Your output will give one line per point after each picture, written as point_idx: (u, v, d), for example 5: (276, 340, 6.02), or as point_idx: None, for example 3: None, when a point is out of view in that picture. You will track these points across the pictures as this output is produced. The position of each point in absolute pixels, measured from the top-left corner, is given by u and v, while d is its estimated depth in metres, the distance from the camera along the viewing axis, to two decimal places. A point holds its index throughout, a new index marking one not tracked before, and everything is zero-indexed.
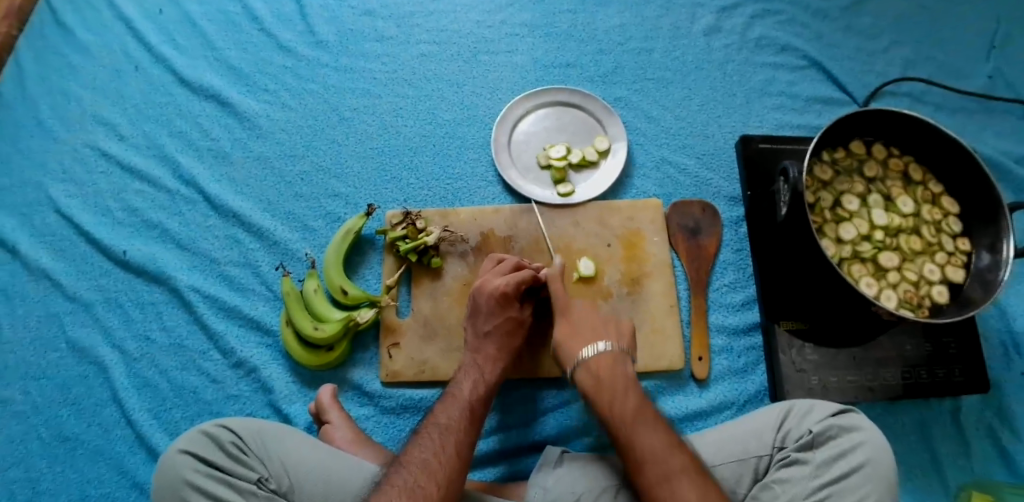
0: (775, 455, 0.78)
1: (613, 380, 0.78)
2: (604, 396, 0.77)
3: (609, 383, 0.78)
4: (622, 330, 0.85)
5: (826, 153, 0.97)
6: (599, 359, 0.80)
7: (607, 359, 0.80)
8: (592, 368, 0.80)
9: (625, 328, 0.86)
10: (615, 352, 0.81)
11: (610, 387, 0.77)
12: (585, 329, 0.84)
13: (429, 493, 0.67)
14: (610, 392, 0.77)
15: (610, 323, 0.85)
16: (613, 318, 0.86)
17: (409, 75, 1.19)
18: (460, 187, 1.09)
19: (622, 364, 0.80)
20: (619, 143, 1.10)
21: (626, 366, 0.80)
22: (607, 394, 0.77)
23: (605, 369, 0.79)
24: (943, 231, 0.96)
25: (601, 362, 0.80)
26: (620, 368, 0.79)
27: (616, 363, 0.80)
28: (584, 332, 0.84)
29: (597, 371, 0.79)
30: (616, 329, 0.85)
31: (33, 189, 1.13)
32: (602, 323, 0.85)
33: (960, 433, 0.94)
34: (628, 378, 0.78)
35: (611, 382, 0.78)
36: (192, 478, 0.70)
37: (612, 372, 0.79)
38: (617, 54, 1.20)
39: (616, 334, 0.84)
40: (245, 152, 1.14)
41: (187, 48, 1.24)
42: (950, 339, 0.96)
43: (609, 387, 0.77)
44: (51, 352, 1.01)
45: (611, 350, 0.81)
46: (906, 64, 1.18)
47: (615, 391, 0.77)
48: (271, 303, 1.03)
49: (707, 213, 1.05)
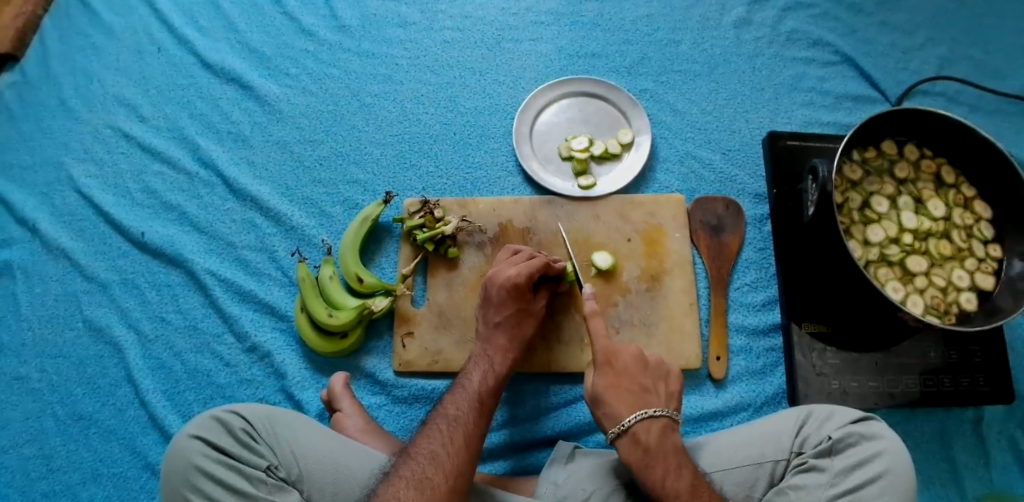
0: (793, 460, 0.76)
1: (666, 451, 0.74)
2: (657, 469, 0.72)
3: (661, 454, 0.73)
4: (671, 391, 0.80)
5: (856, 152, 0.95)
6: (649, 427, 0.75)
7: (657, 427, 0.75)
8: (640, 437, 0.74)
9: (673, 388, 0.81)
10: (666, 419, 0.77)
11: (662, 457, 0.73)
12: (633, 387, 0.79)
13: (437, 485, 0.67)
14: (663, 465, 0.72)
15: (658, 380, 0.81)
16: (660, 374, 0.81)
17: (431, 62, 1.17)
18: (479, 176, 1.08)
19: (671, 433, 0.76)
20: (643, 136, 1.08)
21: (676, 435, 0.76)
22: (660, 468, 0.72)
23: (655, 438, 0.75)
24: (975, 236, 0.93)
25: (651, 431, 0.75)
26: (670, 438, 0.75)
27: (666, 431, 0.76)
28: (631, 393, 0.79)
29: (647, 442, 0.74)
30: (665, 389, 0.80)
31: (54, 168, 1.13)
32: (650, 382, 0.80)
33: (980, 444, 0.92)
34: (679, 450, 0.74)
35: (661, 453, 0.73)
36: (201, 463, 0.70)
37: (664, 441, 0.74)
38: (644, 45, 1.17)
39: (665, 397, 0.79)
40: (264, 135, 1.13)
41: (209, 31, 1.22)
42: (976, 347, 0.93)
43: (661, 459, 0.73)
44: (68, 331, 1.02)
45: (662, 416, 0.76)
46: (941, 62, 1.15)
47: (667, 462, 0.73)
48: (287, 288, 1.02)
49: (731, 210, 1.02)
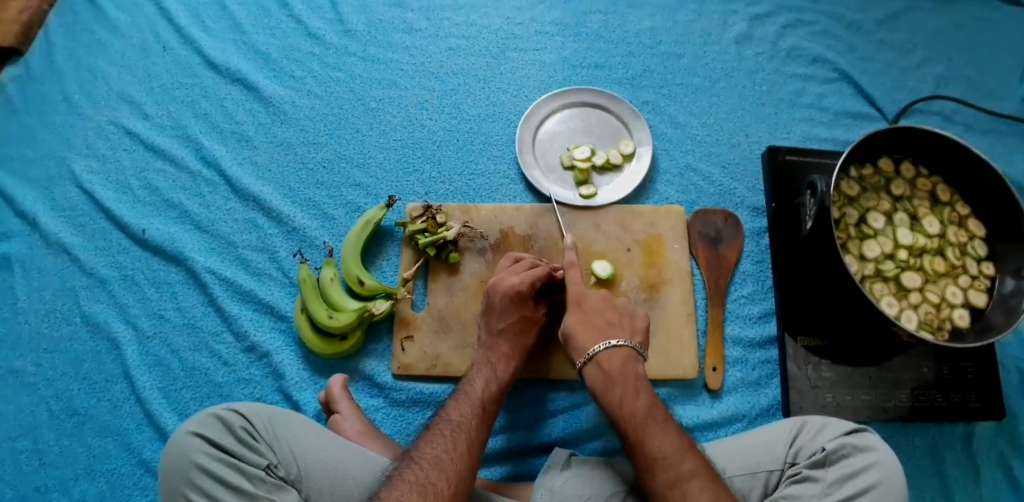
0: (787, 471, 0.77)
1: (625, 376, 0.78)
2: (616, 391, 0.77)
3: (620, 379, 0.78)
4: (636, 326, 0.85)
5: (853, 169, 0.96)
6: (611, 355, 0.80)
7: (620, 356, 0.80)
8: (603, 365, 0.80)
9: (639, 324, 0.85)
10: (629, 349, 0.81)
11: (622, 382, 0.78)
12: (600, 322, 0.84)
13: (439, 489, 0.67)
14: (621, 389, 0.77)
15: (623, 316, 0.85)
16: (626, 311, 0.86)
17: (436, 69, 1.18)
18: (482, 183, 1.08)
19: (633, 362, 0.80)
20: (645, 147, 1.09)
21: (637, 365, 0.80)
22: (617, 391, 0.77)
23: (616, 367, 0.79)
24: (969, 254, 0.94)
25: (613, 360, 0.79)
26: (632, 366, 0.80)
27: (628, 360, 0.80)
28: (598, 327, 0.83)
29: (610, 369, 0.79)
30: (630, 324, 0.85)
31: (56, 162, 1.13)
32: (617, 318, 0.85)
33: (971, 460, 0.93)
34: (639, 376, 0.79)
35: (621, 379, 0.78)
36: (200, 460, 0.70)
37: (624, 368, 0.79)
38: (646, 57, 1.18)
39: (630, 331, 0.84)
40: (269, 137, 1.14)
41: (215, 31, 1.23)
42: (968, 363, 0.95)
43: (621, 383, 0.77)
44: (65, 326, 1.02)
45: (624, 347, 0.81)
46: (938, 82, 1.17)
47: (627, 387, 0.77)
48: (287, 289, 1.02)
49: (730, 222, 1.04)
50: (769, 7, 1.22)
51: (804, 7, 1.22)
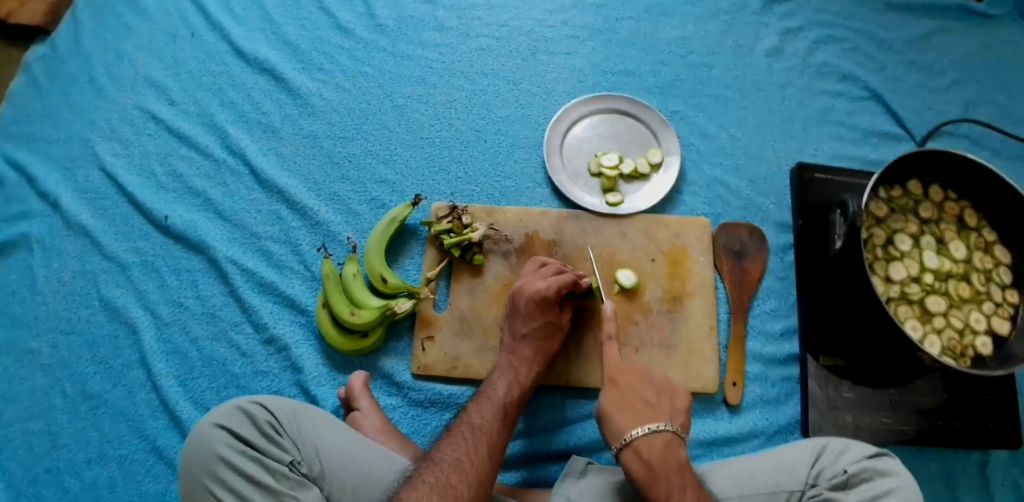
0: (807, 492, 0.76)
1: (668, 467, 0.73)
2: (661, 482, 0.71)
3: (665, 470, 0.72)
4: (675, 406, 0.82)
5: (883, 190, 0.96)
6: (652, 442, 0.74)
7: (661, 441, 0.75)
8: (643, 452, 0.74)
9: (679, 403, 0.82)
10: (670, 434, 0.76)
11: (665, 474, 0.72)
12: (638, 401, 0.80)
13: (459, 493, 0.66)
14: (666, 482, 0.71)
15: (662, 395, 0.82)
16: (665, 390, 0.83)
17: (466, 68, 1.17)
18: (508, 185, 1.08)
19: (675, 448, 0.75)
20: (673, 157, 1.09)
21: (680, 451, 0.75)
22: (663, 484, 0.71)
23: (658, 455, 0.74)
24: (993, 281, 0.94)
25: (654, 447, 0.74)
26: (674, 454, 0.74)
27: (670, 446, 0.75)
28: (636, 408, 0.79)
29: (651, 457, 0.73)
30: (669, 405, 0.81)
31: (79, 144, 1.13)
32: (653, 395, 0.81)
33: (985, 486, 0.93)
34: (683, 466, 0.74)
35: (665, 469, 0.72)
36: (224, 453, 0.69)
37: (667, 457, 0.74)
38: (677, 67, 1.18)
39: (670, 412, 0.80)
40: (295, 129, 1.13)
41: (245, 19, 1.22)
42: (986, 391, 0.95)
43: (666, 475, 0.72)
44: (82, 309, 1.01)
45: (665, 431, 0.76)
46: (967, 105, 1.16)
47: (671, 479, 0.71)
48: (309, 283, 1.02)
49: (755, 236, 1.04)
50: (802, 22, 1.21)
51: (838, 23, 1.22)
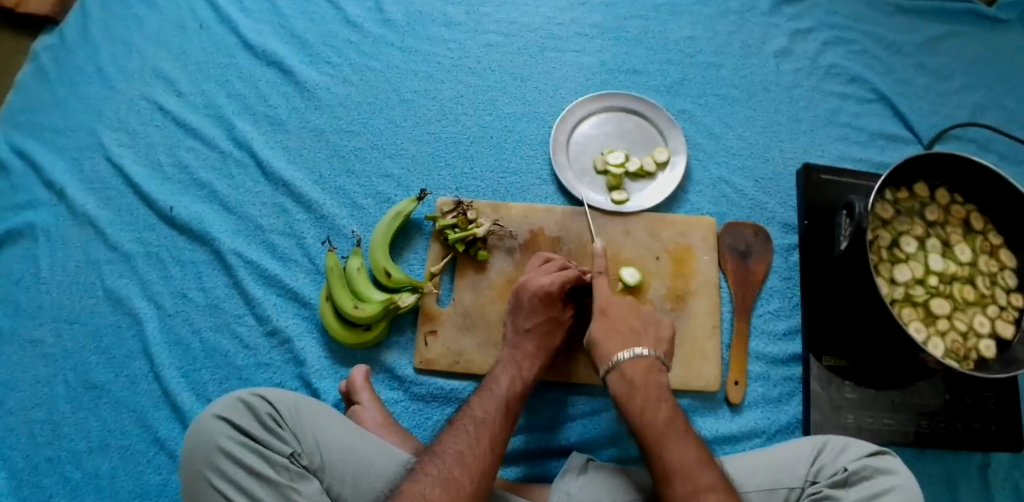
0: (807, 489, 0.77)
1: (647, 386, 0.79)
2: (639, 400, 0.77)
3: (643, 389, 0.78)
4: (661, 336, 0.85)
5: (889, 192, 0.95)
6: (635, 364, 0.80)
7: (643, 364, 0.80)
8: (627, 372, 0.80)
9: (664, 332, 0.86)
10: (653, 360, 0.81)
11: (644, 392, 0.78)
12: (624, 328, 0.84)
13: (461, 485, 0.66)
14: (643, 398, 0.77)
15: (648, 324, 0.86)
16: (650, 319, 0.86)
17: (473, 64, 1.17)
18: (514, 182, 1.08)
19: (656, 372, 0.81)
20: (679, 156, 1.08)
21: (660, 375, 0.81)
22: (640, 401, 0.77)
23: (640, 376, 0.79)
24: (998, 284, 0.94)
25: (636, 368, 0.80)
26: (654, 377, 0.80)
27: (652, 371, 0.80)
28: (623, 334, 0.84)
29: (633, 376, 0.80)
30: (655, 334, 0.85)
31: (86, 134, 1.13)
32: (641, 324, 0.85)
33: (987, 490, 0.93)
34: (662, 386, 0.79)
35: (644, 391, 0.78)
36: (225, 444, 0.69)
37: (647, 379, 0.79)
38: (685, 66, 1.18)
39: (654, 340, 0.84)
40: (302, 122, 1.13)
41: (254, 12, 1.23)
42: (990, 393, 0.95)
43: (643, 393, 0.78)
44: (86, 299, 1.01)
45: (648, 356, 0.81)
46: (975, 109, 1.16)
47: (649, 397, 0.77)
48: (313, 276, 1.02)
49: (760, 237, 1.03)
50: (811, 23, 1.21)
51: (847, 25, 1.21)
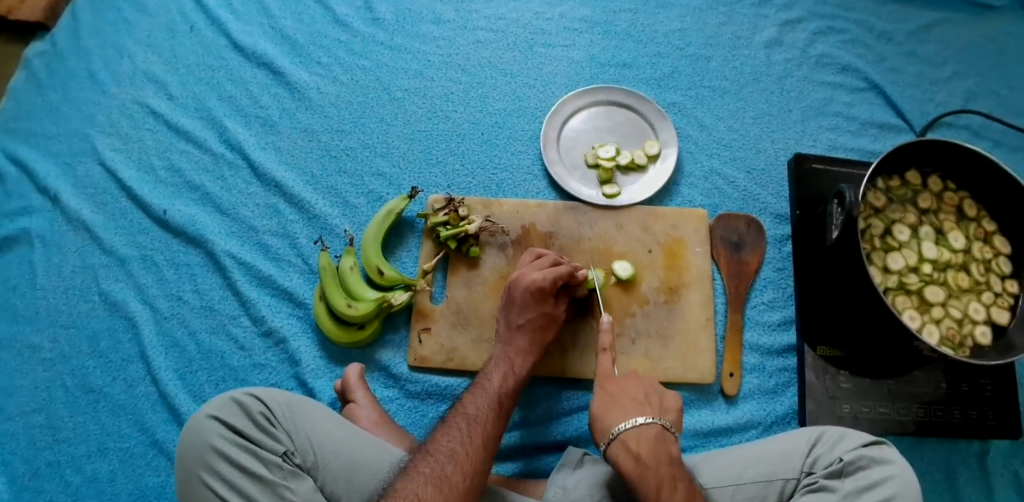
0: (802, 480, 0.76)
1: (657, 460, 0.71)
2: (650, 479, 0.70)
3: (653, 464, 0.71)
4: (666, 405, 0.80)
5: (881, 180, 0.95)
6: (640, 436, 0.73)
7: (650, 435, 0.73)
8: (632, 446, 0.73)
9: (669, 403, 0.80)
10: (659, 427, 0.74)
11: (655, 468, 0.71)
12: (628, 399, 0.79)
13: (454, 484, 0.67)
14: (655, 475, 0.70)
15: (652, 393, 0.80)
16: (654, 388, 0.81)
17: (463, 61, 1.17)
18: (505, 178, 1.08)
19: (665, 442, 0.74)
20: (670, 149, 1.08)
21: (670, 446, 0.74)
22: (652, 479, 0.70)
23: (647, 448, 0.72)
24: (993, 271, 0.94)
25: (643, 441, 0.73)
26: (664, 447, 0.73)
27: (659, 441, 0.73)
28: (625, 405, 0.78)
29: (638, 449, 0.72)
30: (659, 402, 0.79)
31: (79, 140, 1.13)
32: (643, 394, 0.80)
33: (984, 476, 0.92)
34: (672, 460, 0.72)
35: (655, 465, 0.71)
36: (218, 444, 0.70)
37: (656, 451, 0.72)
38: (675, 58, 1.18)
39: (660, 409, 0.79)
40: (292, 122, 1.14)
41: (243, 14, 1.23)
42: (986, 380, 0.94)
43: (653, 468, 0.71)
44: (82, 303, 1.02)
45: (654, 425, 0.74)
46: (967, 96, 1.16)
47: (661, 474, 0.70)
48: (307, 276, 1.02)
49: (752, 228, 1.03)
50: (800, 13, 1.21)
51: (837, 14, 1.21)
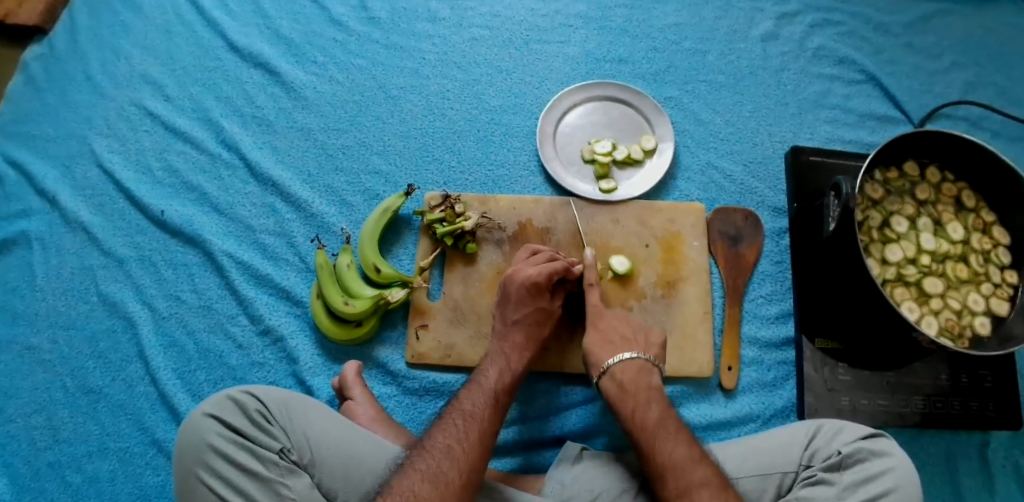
0: (801, 473, 0.76)
1: (638, 386, 0.79)
2: (629, 402, 0.77)
3: (633, 389, 0.79)
4: (651, 341, 0.86)
5: (879, 171, 0.94)
6: (624, 367, 0.81)
7: (633, 366, 0.81)
8: (617, 376, 0.81)
9: (654, 339, 0.86)
10: (644, 361, 0.82)
11: (635, 392, 0.78)
12: (615, 336, 0.85)
13: (450, 480, 0.67)
14: (634, 398, 0.78)
15: (638, 332, 0.87)
16: (641, 328, 0.87)
17: (458, 58, 1.17)
18: (501, 174, 1.08)
19: (648, 373, 0.81)
20: (666, 143, 1.08)
21: (652, 376, 0.81)
22: (631, 401, 0.78)
23: (629, 377, 0.80)
24: (992, 262, 0.93)
25: (626, 372, 0.81)
26: (646, 376, 0.80)
27: (642, 372, 0.81)
28: (612, 342, 0.85)
29: (623, 379, 0.80)
30: (645, 340, 0.86)
31: (77, 142, 1.14)
32: (630, 333, 0.86)
33: (985, 469, 0.92)
34: (655, 389, 0.79)
35: (635, 389, 0.79)
36: (215, 441, 0.70)
37: (637, 379, 0.80)
38: (671, 53, 1.17)
39: (644, 345, 0.85)
40: (289, 122, 1.14)
41: (239, 15, 1.23)
42: (986, 372, 0.94)
43: (634, 394, 0.78)
44: (81, 304, 1.02)
45: (637, 359, 0.82)
46: (965, 87, 1.15)
47: (639, 397, 0.78)
48: (304, 274, 1.02)
49: (749, 222, 1.03)
50: (797, 6, 1.20)
51: (833, 7, 1.20)
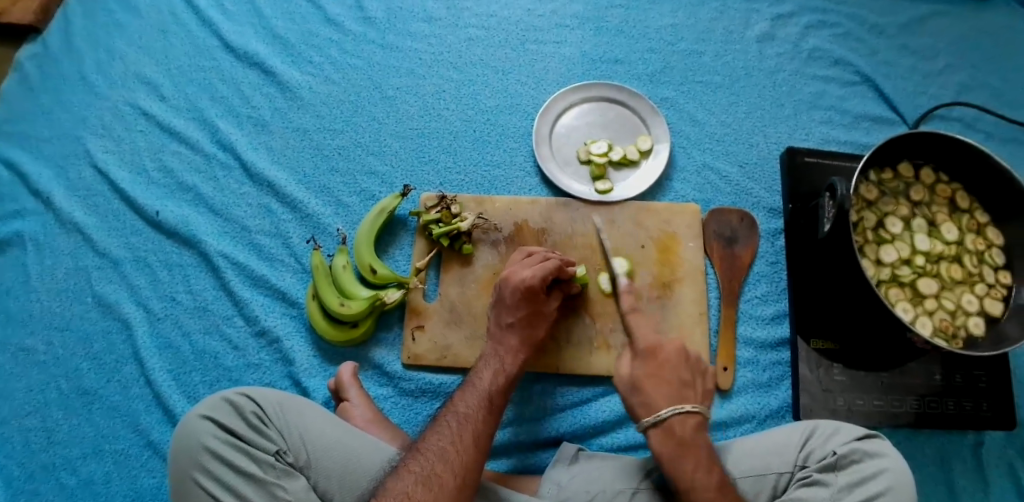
0: (796, 473, 0.76)
1: (697, 445, 0.75)
2: (689, 462, 0.73)
3: (694, 448, 0.74)
4: (706, 387, 0.83)
5: (873, 172, 0.95)
6: (684, 420, 0.76)
7: (693, 421, 0.77)
8: (676, 429, 0.76)
9: (707, 385, 0.83)
10: (702, 415, 0.78)
11: (695, 452, 0.74)
12: (674, 379, 0.81)
13: (444, 482, 0.67)
14: (695, 458, 0.73)
15: (695, 375, 0.83)
16: (698, 370, 0.84)
17: (454, 59, 1.17)
18: (497, 175, 1.08)
19: (704, 430, 0.77)
20: (662, 144, 1.08)
21: (707, 433, 0.77)
22: (691, 461, 0.73)
23: (689, 432, 0.76)
24: (986, 262, 0.93)
25: (686, 425, 0.76)
26: (702, 434, 0.76)
27: (700, 428, 0.77)
28: (672, 388, 0.80)
29: (682, 434, 0.75)
30: (701, 387, 0.83)
31: (71, 142, 1.13)
32: (689, 374, 0.82)
33: (979, 469, 0.92)
34: (710, 446, 0.76)
35: (695, 448, 0.74)
36: (210, 443, 0.70)
37: (697, 437, 0.75)
38: (666, 54, 1.18)
39: (700, 394, 0.82)
40: (285, 122, 1.13)
41: (235, 15, 1.23)
42: (980, 372, 0.94)
43: (695, 453, 0.74)
44: (76, 305, 1.02)
45: (699, 412, 0.77)
46: (959, 88, 1.16)
47: (700, 459, 0.73)
48: (300, 275, 1.02)
49: (745, 222, 1.03)
50: (792, 7, 1.21)
51: (829, 8, 1.21)
